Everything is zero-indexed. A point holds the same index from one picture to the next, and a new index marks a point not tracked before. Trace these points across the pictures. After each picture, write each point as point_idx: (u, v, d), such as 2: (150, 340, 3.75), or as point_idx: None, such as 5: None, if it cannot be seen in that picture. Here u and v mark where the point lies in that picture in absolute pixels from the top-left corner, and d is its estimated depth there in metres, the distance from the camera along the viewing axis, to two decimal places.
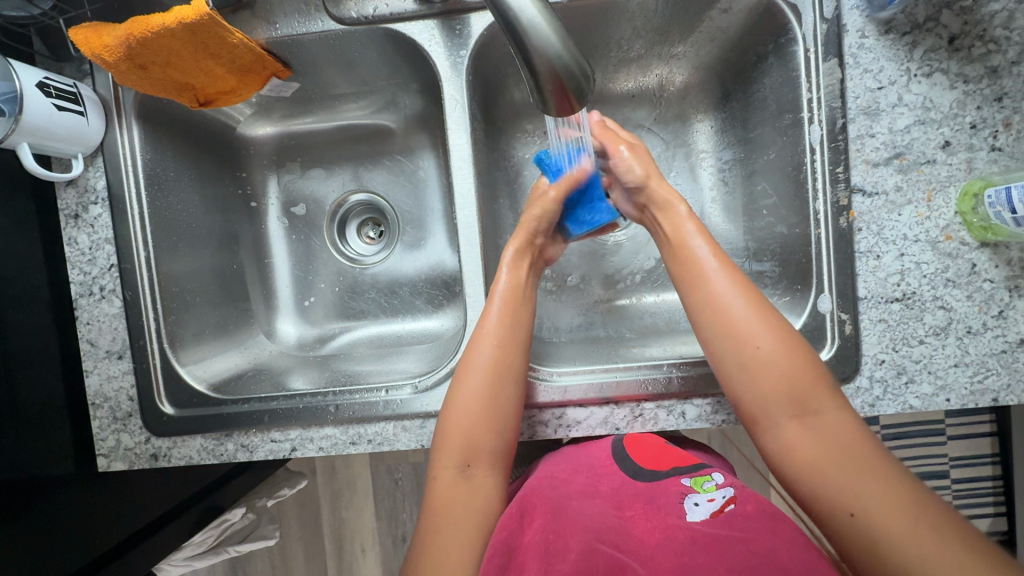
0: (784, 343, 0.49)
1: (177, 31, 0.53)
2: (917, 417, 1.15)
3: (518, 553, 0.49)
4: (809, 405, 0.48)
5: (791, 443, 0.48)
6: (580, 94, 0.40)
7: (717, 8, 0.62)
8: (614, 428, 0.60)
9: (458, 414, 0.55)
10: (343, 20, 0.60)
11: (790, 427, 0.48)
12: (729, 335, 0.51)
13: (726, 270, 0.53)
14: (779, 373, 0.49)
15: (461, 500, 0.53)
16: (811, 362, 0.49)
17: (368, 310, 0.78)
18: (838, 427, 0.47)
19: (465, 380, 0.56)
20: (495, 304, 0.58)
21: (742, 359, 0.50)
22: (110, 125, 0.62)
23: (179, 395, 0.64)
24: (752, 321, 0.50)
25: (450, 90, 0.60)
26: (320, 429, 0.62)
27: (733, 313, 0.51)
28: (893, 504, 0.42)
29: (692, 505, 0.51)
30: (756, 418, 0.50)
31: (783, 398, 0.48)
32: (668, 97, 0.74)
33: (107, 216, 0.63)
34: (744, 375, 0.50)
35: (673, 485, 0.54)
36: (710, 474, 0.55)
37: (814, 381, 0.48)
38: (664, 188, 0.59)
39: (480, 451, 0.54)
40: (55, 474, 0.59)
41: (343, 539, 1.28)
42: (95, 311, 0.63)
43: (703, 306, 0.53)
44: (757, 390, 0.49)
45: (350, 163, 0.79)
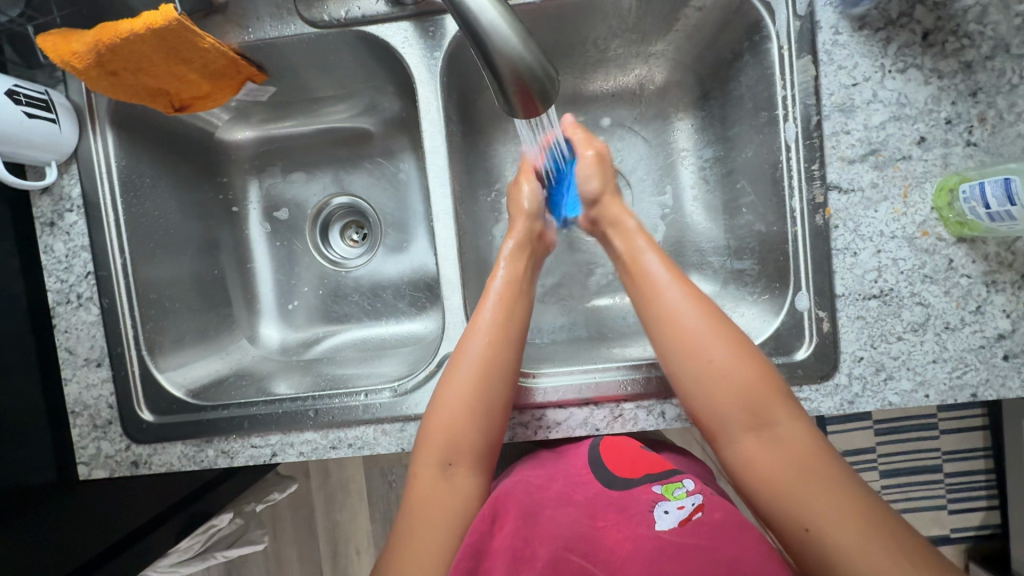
0: (737, 354, 0.49)
1: (147, 37, 0.53)
2: (908, 411, 1.15)
3: (486, 559, 0.49)
4: (762, 419, 0.48)
5: (746, 457, 0.48)
6: (545, 97, 0.40)
7: (692, 6, 0.62)
8: (594, 429, 0.59)
9: (442, 415, 0.55)
10: (316, 24, 0.60)
11: (746, 440, 0.48)
12: (684, 348, 0.51)
13: (677, 282, 0.54)
14: (733, 386, 0.49)
15: (440, 499, 0.53)
16: (764, 370, 0.49)
17: (351, 314, 0.78)
18: (791, 436, 0.47)
19: (452, 382, 0.56)
20: (489, 301, 0.59)
21: (696, 374, 0.50)
22: (84, 132, 0.61)
23: (158, 402, 0.63)
24: (706, 335, 0.50)
25: (426, 92, 0.60)
26: (300, 434, 0.61)
27: (685, 326, 0.51)
28: (845, 516, 0.43)
29: (662, 513, 0.51)
30: (713, 433, 0.50)
31: (738, 411, 0.49)
32: (648, 96, 0.73)
33: (83, 223, 0.62)
34: (699, 388, 0.50)
35: (644, 493, 0.53)
36: (681, 481, 0.55)
37: (767, 394, 0.48)
38: (617, 210, 0.61)
39: (464, 450, 0.55)
40: (35, 482, 0.59)
41: (337, 542, 1.28)
42: (72, 319, 0.63)
43: (656, 320, 0.53)
44: (713, 404, 0.49)
45: (332, 166, 0.79)
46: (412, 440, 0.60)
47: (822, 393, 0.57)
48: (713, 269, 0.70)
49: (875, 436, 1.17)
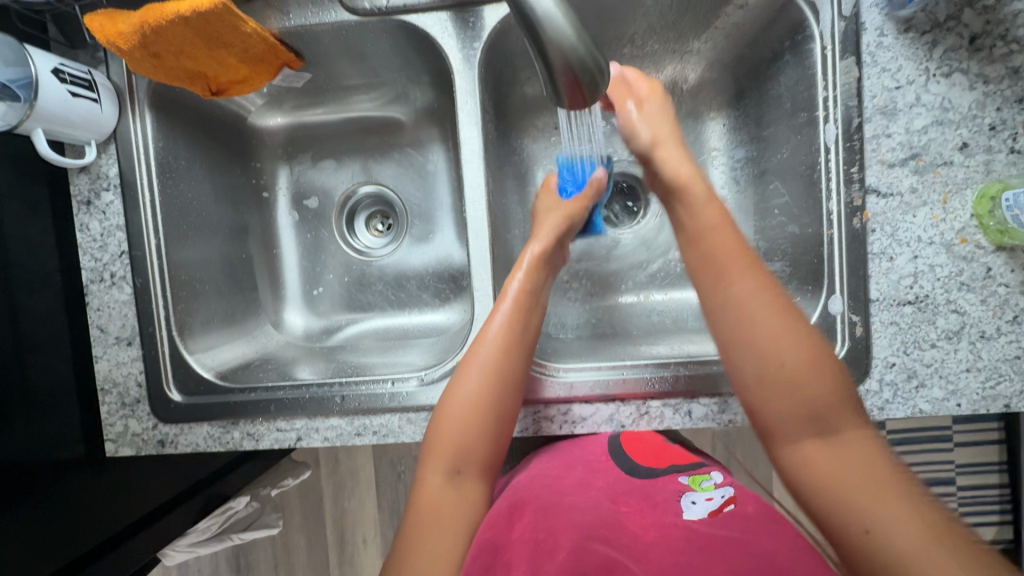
0: (809, 357, 0.49)
1: (191, 20, 0.53)
2: (924, 423, 1.15)
3: (504, 551, 0.53)
4: (828, 422, 0.48)
5: (810, 459, 0.47)
6: (595, 89, 0.40)
7: (733, 4, 0.62)
8: (619, 426, 0.59)
9: (452, 416, 0.54)
10: (356, 11, 0.60)
11: (810, 443, 0.48)
12: (754, 341, 0.50)
13: (755, 273, 0.52)
14: (802, 387, 0.48)
15: (447, 505, 0.52)
16: (836, 379, 0.49)
17: (374, 303, 0.79)
18: (858, 446, 0.46)
19: (467, 377, 0.55)
20: (504, 306, 0.58)
21: (764, 369, 0.49)
22: (123, 113, 0.62)
23: (186, 382, 0.64)
24: (780, 332, 0.49)
25: (463, 83, 0.60)
26: (325, 419, 0.62)
27: (756, 319, 0.50)
28: (915, 527, 0.41)
29: (690, 503, 0.55)
30: (774, 428, 0.49)
31: (806, 414, 0.48)
32: (680, 94, 0.73)
33: (119, 203, 0.63)
34: (766, 384, 0.49)
35: (671, 483, 0.58)
36: (709, 472, 0.59)
37: (834, 399, 0.48)
38: (686, 166, 0.57)
39: (472, 460, 0.54)
40: (65, 458, 0.60)
41: (345, 530, 1.30)
42: (105, 297, 0.64)
43: (724, 312, 0.52)
44: (781, 403, 0.49)
45: (360, 155, 0.79)
46: None
47: None
48: None
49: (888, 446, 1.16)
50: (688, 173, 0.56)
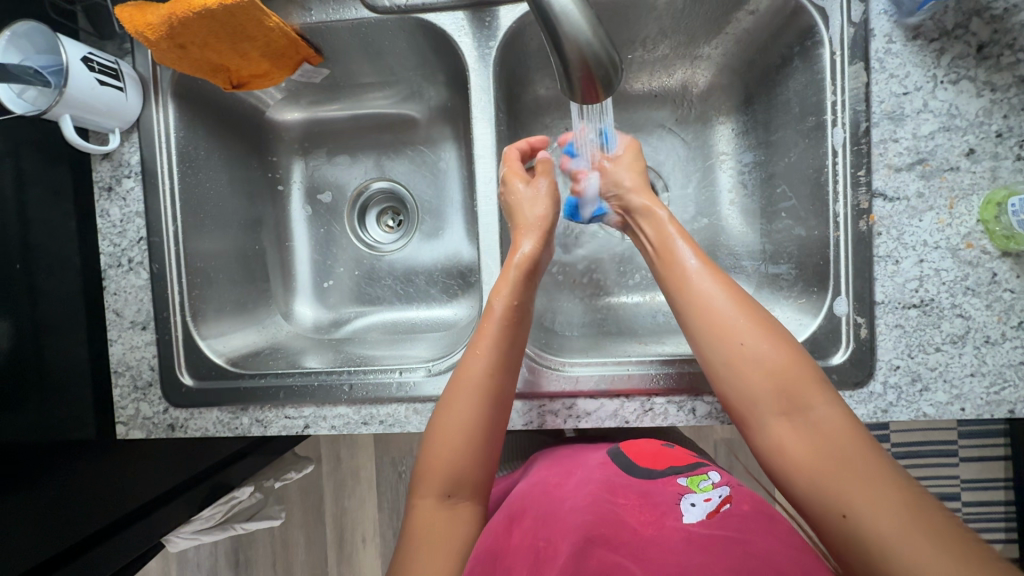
0: (768, 340, 0.50)
1: (217, 12, 0.54)
2: (929, 436, 1.14)
3: (503, 558, 0.52)
4: (797, 405, 0.48)
5: (779, 442, 0.48)
6: (609, 83, 0.41)
7: (744, 10, 0.63)
8: (623, 422, 0.59)
9: (444, 440, 0.54)
10: (376, 8, 0.62)
11: (777, 425, 0.48)
12: (713, 330, 0.52)
13: (710, 269, 0.55)
14: (765, 368, 0.49)
15: (444, 530, 0.52)
16: (798, 359, 0.50)
17: (383, 297, 0.80)
18: (825, 422, 0.47)
19: (457, 399, 0.55)
20: (490, 325, 0.58)
21: (726, 355, 0.51)
22: (146, 102, 0.63)
23: (198, 367, 0.65)
24: (739, 322, 0.51)
25: (478, 81, 0.62)
26: (333, 408, 0.63)
27: (716, 309, 0.52)
28: (884, 501, 0.42)
29: (689, 505, 0.53)
30: (746, 418, 0.50)
31: (771, 396, 0.49)
32: (690, 98, 0.74)
33: (139, 190, 0.64)
34: (730, 370, 0.50)
35: (671, 484, 0.56)
36: (707, 472, 0.58)
37: (803, 379, 0.48)
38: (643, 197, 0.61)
39: (465, 482, 0.54)
40: (76, 438, 0.62)
41: (345, 528, 1.30)
42: (122, 282, 0.65)
43: (689, 306, 0.54)
44: (745, 388, 0.50)
45: (374, 152, 0.80)
46: None
47: (855, 400, 0.57)
48: (746, 272, 0.71)
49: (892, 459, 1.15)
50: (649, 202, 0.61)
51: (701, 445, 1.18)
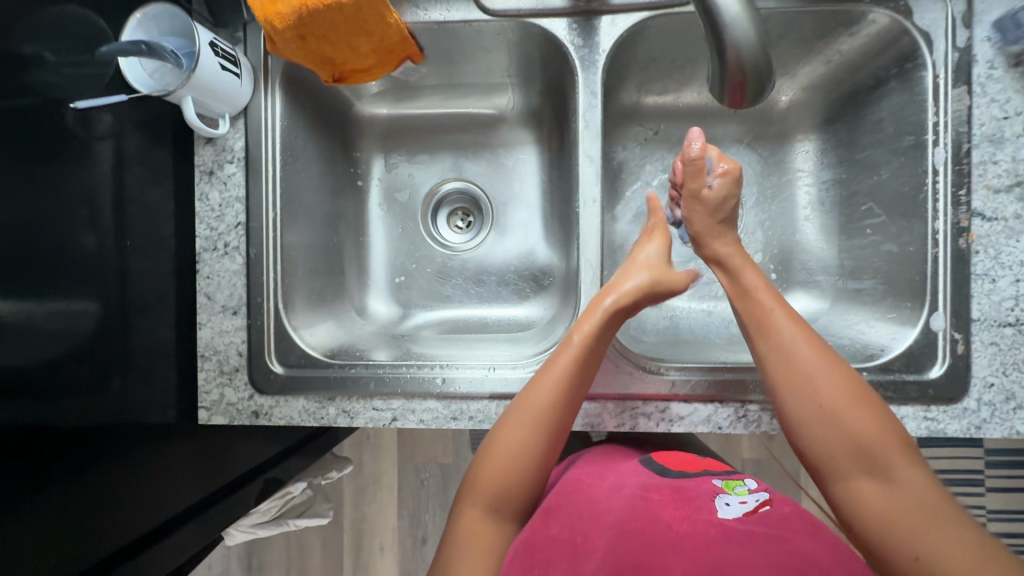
0: (850, 396, 0.49)
1: (347, 6, 0.55)
2: (960, 465, 1.15)
3: (538, 552, 0.50)
4: (881, 467, 0.47)
5: (855, 498, 0.47)
6: (761, 89, 0.42)
7: (843, 32, 0.64)
8: (716, 427, 0.60)
9: (489, 462, 0.55)
10: (489, 11, 0.64)
11: (855, 483, 0.48)
12: (793, 382, 0.51)
13: (793, 319, 0.54)
14: (845, 426, 0.49)
15: (486, 536, 0.53)
16: (882, 420, 0.49)
17: (454, 295, 0.80)
18: (909, 484, 0.46)
19: (510, 425, 0.56)
20: (564, 356, 0.57)
21: (804, 409, 0.50)
22: (255, 91, 0.64)
23: (288, 355, 0.65)
24: (823, 377, 0.51)
25: (583, 84, 0.63)
26: (423, 402, 0.63)
27: (798, 362, 0.52)
28: (960, 556, 0.41)
29: (724, 504, 0.53)
30: (825, 475, 0.49)
31: (849, 455, 0.48)
32: (772, 115, 0.75)
33: (241, 176, 0.65)
34: (806, 424, 0.50)
35: (705, 484, 0.57)
36: (744, 479, 0.58)
37: (887, 443, 0.47)
38: (716, 245, 0.61)
39: (511, 500, 0.54)
40: (156, 422, 0.61)
41: (364, 533, 1.28)
42: (216, 266, 0.65)
43: (770, 357, 0.53)
44: (821, 443, 0.49)
45: (451, 153, 0.82)
46: None
47: (949, 415, 0.57)
48: (821, 287, 0.72)
49: None
50: (721, 251, 0.61)
51: (732, 465, 1.17)
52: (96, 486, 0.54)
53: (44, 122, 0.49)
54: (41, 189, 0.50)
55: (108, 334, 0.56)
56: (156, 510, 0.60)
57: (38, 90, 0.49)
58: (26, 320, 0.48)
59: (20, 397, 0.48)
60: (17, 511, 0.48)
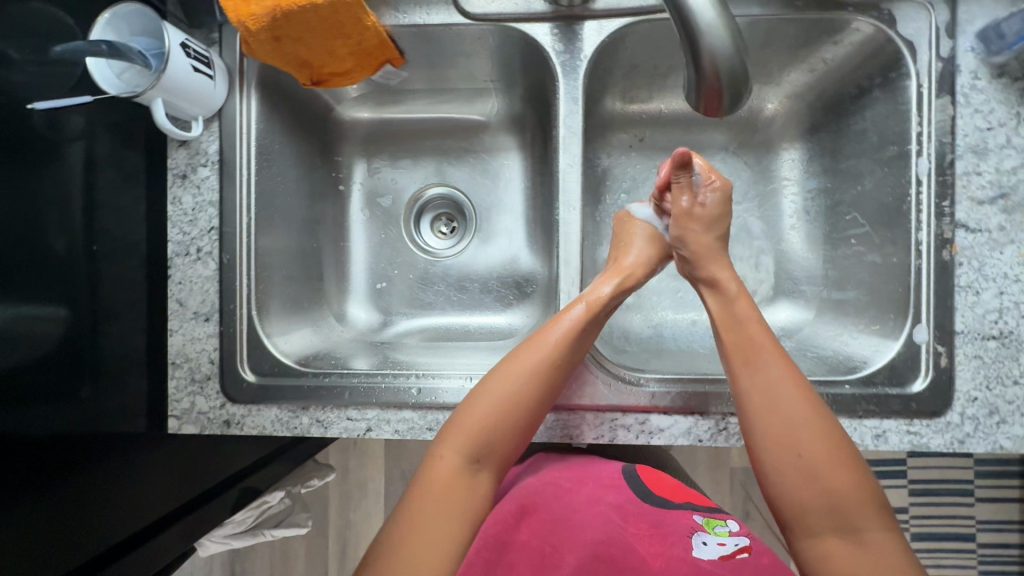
0: (832, 448, 0.49)
1: (320, 7, 0.54)
2: (948, 475, 1.14)
3: (508, 550, 0.60)
4: (850, 523, 0.48)
5: (826, 556, 0.49)
6: (738, 84, 0.40)
7: (828, 41, 0.64)
8: (696, 440, 0.59)
9: (482, 403, 0.55)
10: (470, 15, 0.63)
11: (826, 540, 0.49)
12: (777, 432, 0.50)
13: (781, 361, 0.53)
14: (824, 481, 0.49)
15: (458, 490, 0.54)
16: (858, 476, 0.49)
17: (435, 302, 0.79)
18: (878, 545, 0.48)
19: (510, 369, 0.57)
20: (574, 311, 0.59)
21: (784, 460, 0.50)
22: (231, 93, 0.63)
23: (262, 363, 0.63)
24: (806, 424, 0.50)
25: (565, 91, 0.63)
26: (398, 412, 0.61)
27: (784, 409, 0.51)
28: None
29: (701, 543, 0.57)
30: (792, 524, 0.50)
31: (822, 511, 0.49)
32: (756, 124, 0.75)
33: (214, 179, 0.64)
34: (785, 476, 0.50)
35: (686, 519, 0.60)
36: (726, 519, 0.61)
37: (861, 501, 0.48)
38: (722, 271, 0.59)
39: (493, 450, 0.56)
40: (126, 430, 0.59)
41: (347, 542, 1.26)
42: (189, 271, 0.64)
43: (754, 404, 0.52)
44: (797, 496, 0.49)
45: (435, 158, 0.81)
46: None
47: (932, 429, 0.56)
48: (806, 297, 0.71)
49: (911, 496, 1.14)
50: (715, 266, 0.60)
51: (719, 474, 1.16)
52: (63, 497, 0.52)
53: (12, 120, 0.48)
54: (11, 186, 0.48)
55: (77, 339, 0.54)
56: (122, 523, 0.57)
57: (4, 88, 0.47)
58: None
59: None
60: None
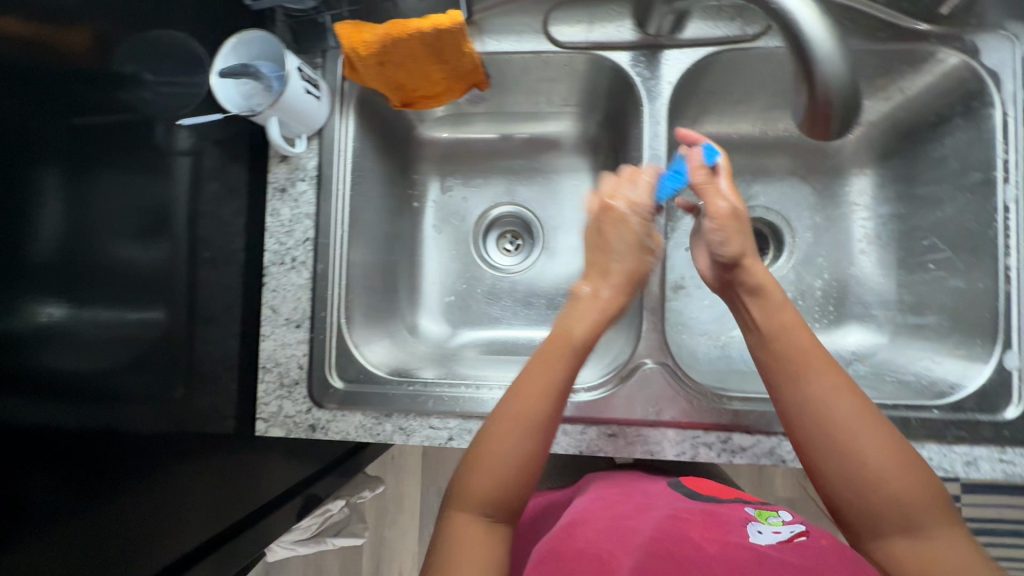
0: (888, 450, 0.47)
1: (427, 35, 0.59)
2: (1009, 516, 1.09)
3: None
4: (915, 523, 0.46)
5: (895, 560, 0.46)
6: (850, 112, 0.43)
7: (906, 70, 0.65)
8: (781, 460, 0.58)
9: (494, 446, 0.51)
10: (559, 43, 0.67)
11: (893, 545, 0.46)
12: (832, 441, 0.48)
13: (831, 366, 0.51)
14: (888, 486, 0.46)
15: (482, 547, 0.49)
16: (920, 477, 0.47)
17: (502, 316, 0.80)
18: (949, 549, 0.45)
19: (522, 398, 0.53)
20: (563, 352, 0.56)
21: (839, 463, 0.47)
22: (331, 113, 0.67)
23: (348, 370, 0.65)
24: (861, 429, 0.48)
25: (648, 114, 0.65)
26: (480, 422, 0.62)
27: (833, 419, 0.48)
28: None
29: (756, 531, 0.51)
30: (853, 527, 0.48)
31: (887, 517, 0.46)
32: (825, 150, 0.76)
33: (311, 193, 0.67)
34: (845, 482, 0.47)
35: (738, 512, 0.55)
36: (778, 511, 0.56)
37: (926, 502, 0.46)
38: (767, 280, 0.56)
39: (507, 505, 0.51)
40: (218, 431, 0.61)
41: (382, 558, 1.25)
42: (283, 279, 0.67)
43: (803, 404, 0.50)
44: (858, 502, 0.47)
45: (505, 177, 0.83)
46: (591, 445, 0.61)
47: None
48: (878, 321, 0.71)
49: None
50: (766, 281, 0.56)
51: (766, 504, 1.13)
52: (161, 491, 0.55)
53: (135, 136, 0.52)
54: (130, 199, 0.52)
55: (170, 341, 0.57)
56: (191, 521, 0.59)
57: (135, 107, 0.52)
58: (84, 332, 0.48)
59: (92, 403, 0.49)
60: (80, 515, 0.48)
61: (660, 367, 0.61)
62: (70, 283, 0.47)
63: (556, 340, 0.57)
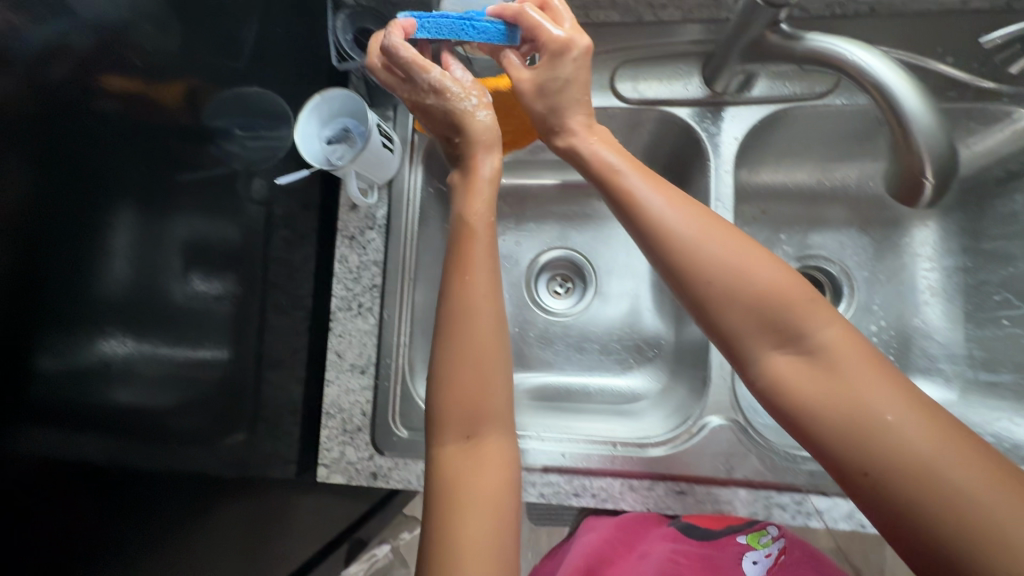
0: (771, 267, 0.43)
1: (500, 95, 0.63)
2: None
3: None
4: (792, 331, 0.41)
5: (788, 379, 0.41)
6: (947, 178, 0.49)
7: (974, 127, 0.66)
8: (860, 525, 0.57)
9: (460, 348, 0.47)
10: (626, 98, 0.68)
11: (777, 359, 0.42)
12: (702, 269, 0.44)
13: (681, 201, 0.47)
14: (759, 281, 0.42)
15: (467, 471, 0.46)
16: (798, 284, 0.42)
17: (555, 361, 0.80)
18: (834, 349, 0.40)
19: (469, 284, 0.48)
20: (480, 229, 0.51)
21: (722, 291, 0.43)
22: (401, 164, 0.69)
23: (412, 418, 0.66)
24: (745, 267, 0.43)
25: (714, 165, 0.66)
26: (544, 475, 0.62)
27: (702, 246, 0.44)
28: (915, 410, 0.36)
29: (750, 562, 0.62)
30: (747, 367, 0.43)
31: (760, 329, 0.42)
32: (884, 201, 0.75)
33: (380, 241, 0.69)
34: (731, 301, 0.43)
35: (731, 543, 0.65)
36: (765, 528, 0.65)
37: (797, 303, 0.41)
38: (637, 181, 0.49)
39: (479, 415, 0.47)
40: (275, 475, 0.63)
41: None
42: (349, 325, 0.67)
43: (663, 244, 0.45)
44: (735, 331, 0.43)
45: (558, 223, 0.85)
46: (659, 501, 0.60)
47: None
48: (946, 375, 0.69)
49: None
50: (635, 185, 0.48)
51: None
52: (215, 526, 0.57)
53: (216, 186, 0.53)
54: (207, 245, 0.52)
55: (236, 382, 0.57)
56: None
57: (223, 160, 0.55)
58: (152, 369, 0.48)
59: (152, 438, 0.48)
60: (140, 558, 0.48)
61: (730, 424, 0.60)
62: (137, 322, 0.46)
63: (460, 230, 0.51)
